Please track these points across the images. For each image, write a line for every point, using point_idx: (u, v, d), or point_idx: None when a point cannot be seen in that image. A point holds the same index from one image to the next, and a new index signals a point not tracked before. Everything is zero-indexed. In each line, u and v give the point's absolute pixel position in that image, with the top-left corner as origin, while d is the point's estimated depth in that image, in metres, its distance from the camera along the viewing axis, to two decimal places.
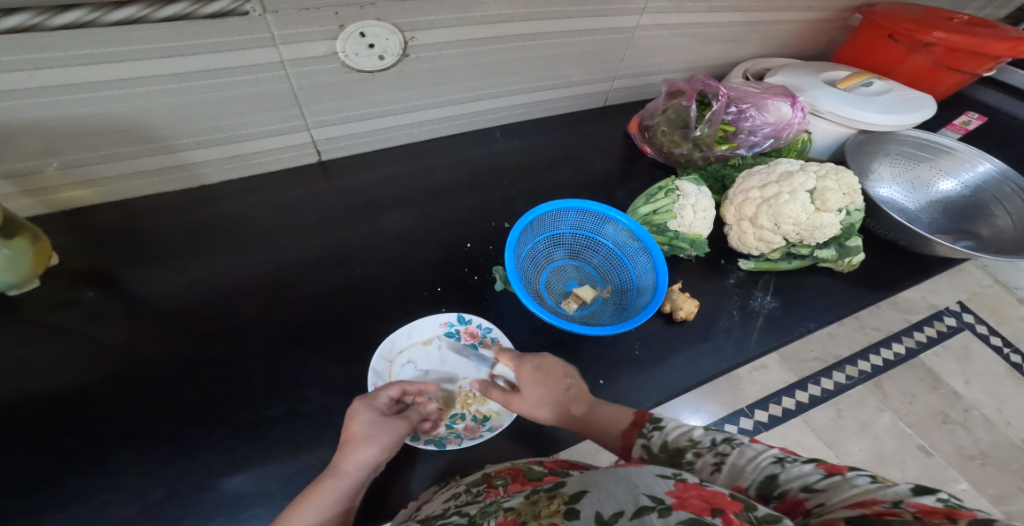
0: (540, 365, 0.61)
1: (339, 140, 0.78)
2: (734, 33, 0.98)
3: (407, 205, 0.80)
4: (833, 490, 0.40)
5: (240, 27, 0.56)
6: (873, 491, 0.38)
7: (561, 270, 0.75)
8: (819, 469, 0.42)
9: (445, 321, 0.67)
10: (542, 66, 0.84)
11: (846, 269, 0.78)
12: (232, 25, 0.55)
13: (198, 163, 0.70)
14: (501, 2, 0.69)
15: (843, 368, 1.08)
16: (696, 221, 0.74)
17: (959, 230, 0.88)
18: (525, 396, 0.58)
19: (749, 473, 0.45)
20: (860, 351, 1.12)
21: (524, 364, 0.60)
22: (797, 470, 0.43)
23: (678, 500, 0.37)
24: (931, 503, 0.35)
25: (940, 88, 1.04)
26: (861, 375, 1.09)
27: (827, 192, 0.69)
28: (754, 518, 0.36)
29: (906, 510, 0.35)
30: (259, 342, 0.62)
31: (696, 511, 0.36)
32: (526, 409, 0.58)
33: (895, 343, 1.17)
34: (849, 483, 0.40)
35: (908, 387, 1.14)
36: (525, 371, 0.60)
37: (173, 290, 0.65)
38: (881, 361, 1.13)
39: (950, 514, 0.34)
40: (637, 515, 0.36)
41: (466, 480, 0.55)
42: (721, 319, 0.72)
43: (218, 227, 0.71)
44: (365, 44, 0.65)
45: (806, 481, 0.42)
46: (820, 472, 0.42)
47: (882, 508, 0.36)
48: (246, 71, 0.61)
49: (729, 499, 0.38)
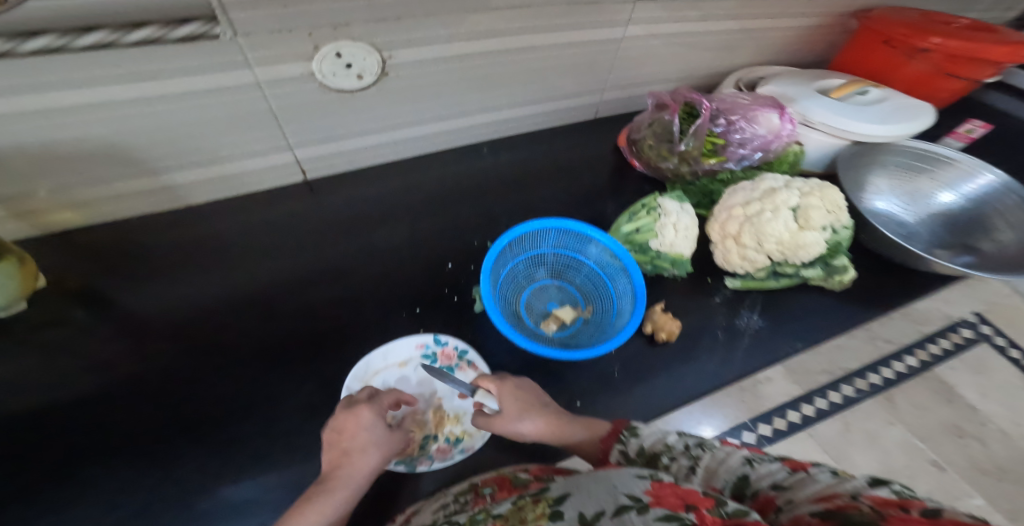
0: (520, 383, 0.62)
1: (324, 158, 0.78)
2: (726, 42, 0.97)
3: (393, 222, 0.80)
4: (799, 486, 0.41)
5: (211, 48, 0.54)
6: (834, 485, 0.39)
7: (542, 290, 0.73)
8: (785, 466, 0.44)
9: (421, 343, 0.66)
10: (532, 78, 0.84)
11: (839, 287, 0.73)
12: (206, 47, 0.54)
13: (182, 183, 0.70)
14: (494, 16, 0.69)
15: (854, 381, 1.05)
16: (677, 240, 0.70)
17: (960, 245, 0.85)
18: (505, 415, 0.58)
19: (722, 474, 0.47)
20: (869, 364, 1.09)
21: (503, 382, 0.61)
22: (764, 469, 0.45)
23: (654, 498, 0.37)
24: (886, 494, 0.36)
25: (941, 95, 1.01)
26: (870, 388, 1.07)
27: (811, 209, 0.65)
28: (725, 512, 0.36)
29: (862, 502, 0.36)
30: (236, 361, 0.63)
31: (671, 508, 0.36)
32: (509, 429, 0.58)
33: (908, 356, 1.14)
34: (813, 479, 0.41)
35: (920, 400, 1.13)
36: (503, 389, 0.60)
37: (154, 310, 0.66)
38: (892, 375, 1.10)
39: (903, 505, 0.34)
40: (616, 515, 0.36)
41: (453, 491, 0.56)
42: (704, 339, 0.70)
43: (203, 247, 0.72)
44: (343, 64, 0.63)
45: (774, 479, 0.44)
46: (785, 469, 0.44)
47: (842, 502, 0.37)
48: (219, 93, 0.60)
49: (702, 496, 0.38)
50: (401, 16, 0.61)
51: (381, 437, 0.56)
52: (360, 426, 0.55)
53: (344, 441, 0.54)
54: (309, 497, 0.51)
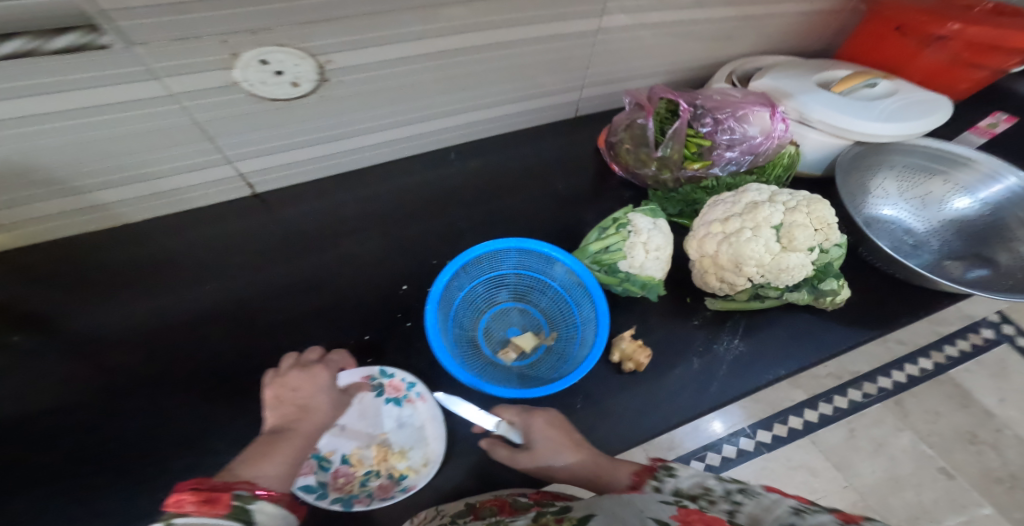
0: (552, 418, 0.57)
1: (271, 170, 0.73)
2: (718, 31, 0.88)
3: (347, 237, 0.75)
4: None
5: (103, 60, 0.48)
6: None
7: (503, 314, 0.68)
8: (836, 517, 0.43)
9: (366, 375, 0.62)
10: (500, 78, 0.78)
11: (832, 306, 0.66)
12: (93, 59, 0.48)
13: (114, 202, 0.66)
14: (466, 10, 0.63)
15: (859, 386, 1.07)
16: (648, 262, 0.64)
17: (973, 255, 0.77)
18: (532, 453, 0.54)
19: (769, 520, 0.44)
20: (878, 368, 1.09)
21: (535, 415, 0.57)
22: (817, 519, 0.42)
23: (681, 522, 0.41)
24: None
25: (961, 86, 0.90)
26: (880, 392, 1.07)
27: (795, 228, 0.58)
28: None
29: None
30: (169, 395, 0.60)
31: None
32: (536, 467, 0.54)
33: (920, 359, 1.11)
34: None
35: (933, 405, 1.08)
36: (535, 423, 0.56)
37: (85, 339, 0.63)
38: (904, 379, 1.09)
39: None
40: None
41: (448, 511, 0.53)
42: (678, 368, 0.64)
43: (141, 268, 0.69)
44: (271, 71, 0.57)
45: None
46: (837, 520, 0.42)
47: None
48: (127, 107, 0.54)
49: None
50: (342, 16, 0.56)
51: (335, 399, 0.54)
52: (317, 387, 0.53)
53: (300, 399, 0.52)
54: (268, 442, 0.47)
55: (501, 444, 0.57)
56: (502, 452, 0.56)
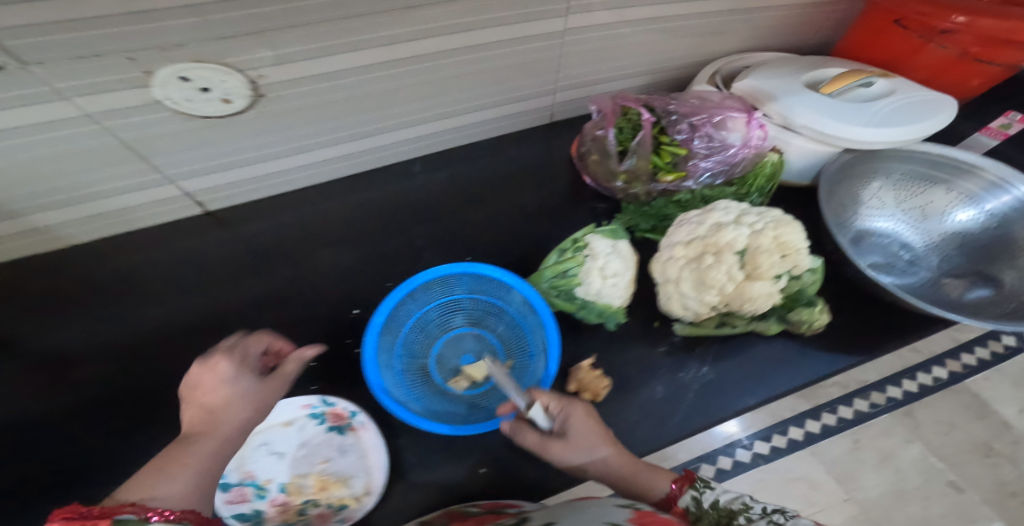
0: (585, 410, 0.52)
1: (220, 188, 0.70)
2: (700, 29, 0.82)
3: (301, 255, 0.72)
4: None
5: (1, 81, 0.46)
6: None
7: (456, 340, 0.63)
8: None
9: (308, 404, 0.60)
10: (461, 84, 0.73)
11: (808, 332, 0.62)
12: None
13: (55, 224, 0.64)
14: (435, 10, 0.59)
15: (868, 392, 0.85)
16: (604, 289, 0.60)
17: (976, 272, 0.71)
18: (564, 444, 0.50)
19: None
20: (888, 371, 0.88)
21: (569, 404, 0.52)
22: None
23: None
24: None
25: (972, 81, 0.83)
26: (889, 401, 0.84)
27: (759, 254, 0.57)
28: None
29: None
30: (103, 423, 0.58)
31: None
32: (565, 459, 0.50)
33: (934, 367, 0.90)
34: None
35: (946, 414, 0.86)
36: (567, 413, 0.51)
37: (23, 365, 0.61)
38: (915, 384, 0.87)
39: None
40: None
41: None
42: (639, 400, 0.60)
43: (83, 289, 0.67)
44: (194, 88, 0.54)
45: None
46: None
47: None
48: (45, 129, 0.52)
49: None
50: (276, 26, 0.52)
51: (252, 387, 0.49)
52: (220, 380, 0.48)
53: (203, 397, 0.47)
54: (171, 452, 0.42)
55: (526, 427, 0.52)
56: (529, 436, 0.51)
